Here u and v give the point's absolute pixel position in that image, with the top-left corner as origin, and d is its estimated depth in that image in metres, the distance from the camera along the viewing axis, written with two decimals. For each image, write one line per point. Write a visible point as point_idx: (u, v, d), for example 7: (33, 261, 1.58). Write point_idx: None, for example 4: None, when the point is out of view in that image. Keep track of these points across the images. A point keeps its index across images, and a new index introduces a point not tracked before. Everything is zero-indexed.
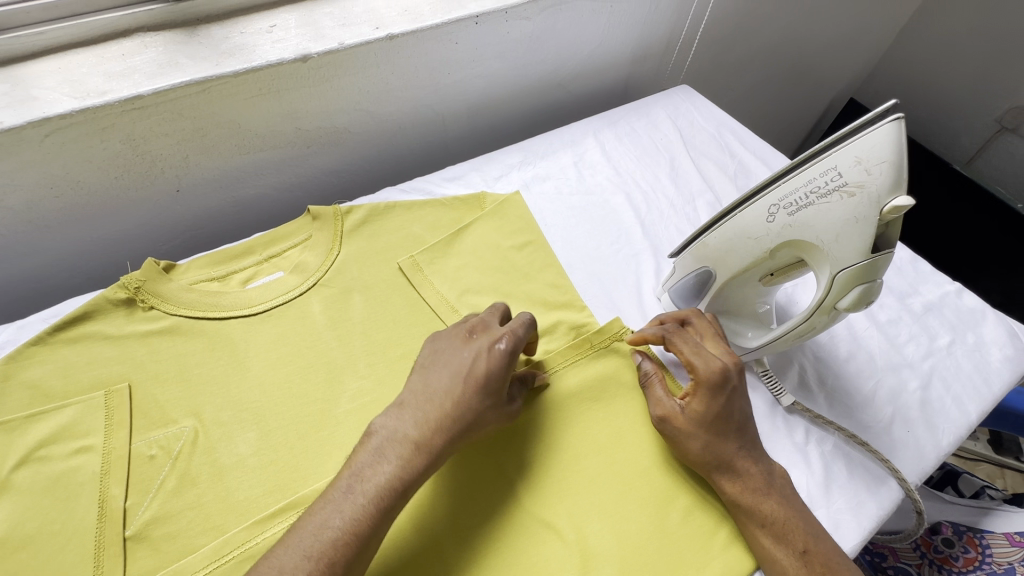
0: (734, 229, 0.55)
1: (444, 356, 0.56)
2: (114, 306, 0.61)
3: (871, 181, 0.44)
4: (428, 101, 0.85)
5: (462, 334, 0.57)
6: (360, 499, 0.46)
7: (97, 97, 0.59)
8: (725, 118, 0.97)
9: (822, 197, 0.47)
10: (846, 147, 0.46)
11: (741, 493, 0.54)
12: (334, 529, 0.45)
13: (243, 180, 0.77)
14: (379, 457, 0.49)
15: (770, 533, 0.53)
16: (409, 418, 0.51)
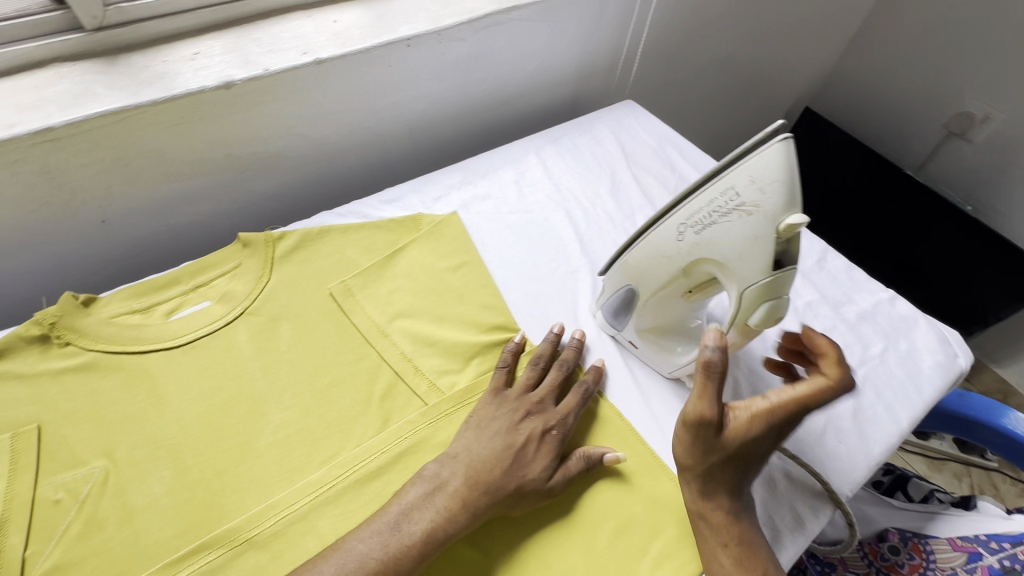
0: (656, 244, 0.56)
1: (494, 428, 0.58)
2: (27, 343, 0.60)
3: (765, 202, 0.47)
4: (367, 124, 0.85)
5: (517, 411, 0.60)
6: (405, 537, 0.50)
7: (6, 130, 0.58)
8: (667, 133, 0.98)
9: (728, 214, 0.49)
10: (741, 167, 0.48)
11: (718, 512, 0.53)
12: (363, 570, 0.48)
13: (174, 208, 0.76)
14: (426, 502, 0.52)
15: (727, 559, 0.52)
16: (459, 472, 0.54)
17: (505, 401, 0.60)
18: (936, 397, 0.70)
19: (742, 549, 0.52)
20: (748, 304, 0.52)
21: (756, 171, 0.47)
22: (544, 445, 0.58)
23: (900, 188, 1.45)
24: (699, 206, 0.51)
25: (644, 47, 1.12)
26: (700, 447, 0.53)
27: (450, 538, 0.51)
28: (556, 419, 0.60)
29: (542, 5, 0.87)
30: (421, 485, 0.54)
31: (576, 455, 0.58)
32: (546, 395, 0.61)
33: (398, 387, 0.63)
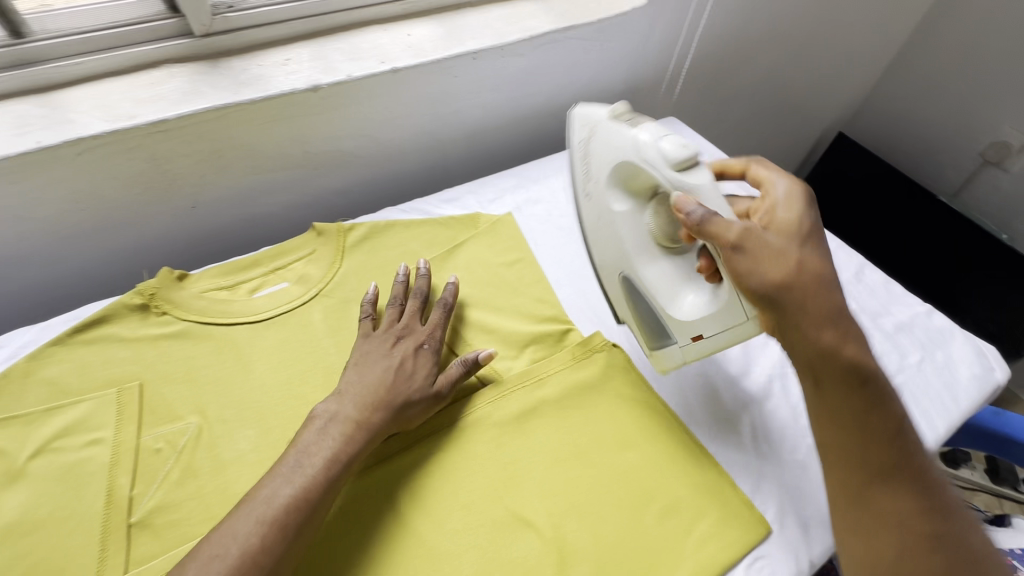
0: (598, 224, 0.71)
1: (371, 355, 0.63)
2: (130, 310, 0.66)
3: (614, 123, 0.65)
4: (430, 129, 0.92)
5: (389, 339, 0.65)
6: (307, 471, 0.52)
7: (127, 120, 0.65)
8: (709, 149, 1.03)
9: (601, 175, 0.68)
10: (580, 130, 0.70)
11: (876, 431, 0.49)
12: (284, 497, 0.50)
13: (255, 198, 0.83)
14: (322, 435, 0.55)
15: (884, 487, 0.47)
16: (349, 402, 0.58)
17: (376, 334, 0.66)
18: (971, 407, 0.72)
19: (909, 475, 0.47)
20: (667, 178, 0.59)
21: (586, 130, 0.70)
22: (414, 360, 0.64)
23: (934, 214, 1.47)
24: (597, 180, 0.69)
25: (687, 68, 1.17)
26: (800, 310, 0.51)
27: (356, 462, 0.55)
28: (425, 339, 0.67)
29: (596, 25, 0.94)
30: (315, 425, 0.56)
31: (456, 364, 0.65)
32: (408, 322, 0.68)
33: None
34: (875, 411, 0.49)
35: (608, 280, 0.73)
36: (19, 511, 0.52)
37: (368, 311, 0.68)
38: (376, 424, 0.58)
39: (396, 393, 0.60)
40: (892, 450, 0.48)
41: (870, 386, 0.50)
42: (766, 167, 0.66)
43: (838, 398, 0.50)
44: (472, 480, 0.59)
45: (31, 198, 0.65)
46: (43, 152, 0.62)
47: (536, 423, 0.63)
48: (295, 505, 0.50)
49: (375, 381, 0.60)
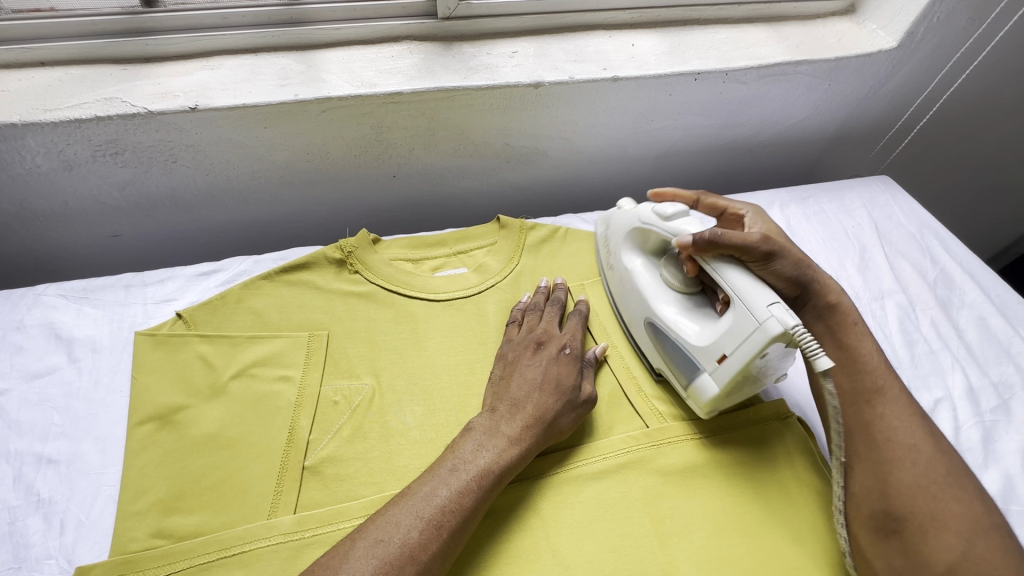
0: (617, 285, 0.70)
1: (518, 368, 0.61)
2: (329, 263, 0.70)
3: (622, 209, 0.72)
4: (626, 143, 0.89)
5: (530, 346, 0.63)
6: (464, 477, 0.51)
7: (369, 88, 0.69)
8: (930, 220, 0.89)
9: (620, 232, 0.70)
10: (602, 231, 0.76)
11: (894, 429, 0.53)
12: (442, 498, 0.49)
13: (446, 179, 0.85)
14: (480, 446, 0.54)
15: (927, 486, 0.50)
16: (501, 418, 0.56)
17: (517, 340, 0.64)
18: None
19: (924, 468, 0.51)
20: (666, 231, 0.62)
21: (603, 229, 0.76)
22: (560, 365, 0.61)
23: None
24: (613, 243, 0.72)
25: (917, 123, 1.03)
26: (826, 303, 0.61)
27: (506, 476, 0.53)
28: (567, 343, 0.64)
29: (832, 64, 0.85)
30: (473, 436, 0.55)
31: (587, 367, 0.64)
32: (552, 327, 0.65)
33: (620, 398, 0.65)
34: (880, 408, 0.54)
35: (636, 330, 0.67)
36: (218, 424, 0.57)
37: (516, 318, 0.67)
38: (529, 441, 0.55)
39: (544, 408, 0.57)
40: (912, 444, 0.52)
41: (852, 385, 0.56)
42: (719, 199, 0.70)
43: (853, 408, 0.55)
44: (620, 523, 0.54)
45: (274, 143, 0.72)
46: (297, 105, 0.67)
47: (699, 482, 0.58)
48: (452, 509, 0.49)
49: (524, 392, 0.58)
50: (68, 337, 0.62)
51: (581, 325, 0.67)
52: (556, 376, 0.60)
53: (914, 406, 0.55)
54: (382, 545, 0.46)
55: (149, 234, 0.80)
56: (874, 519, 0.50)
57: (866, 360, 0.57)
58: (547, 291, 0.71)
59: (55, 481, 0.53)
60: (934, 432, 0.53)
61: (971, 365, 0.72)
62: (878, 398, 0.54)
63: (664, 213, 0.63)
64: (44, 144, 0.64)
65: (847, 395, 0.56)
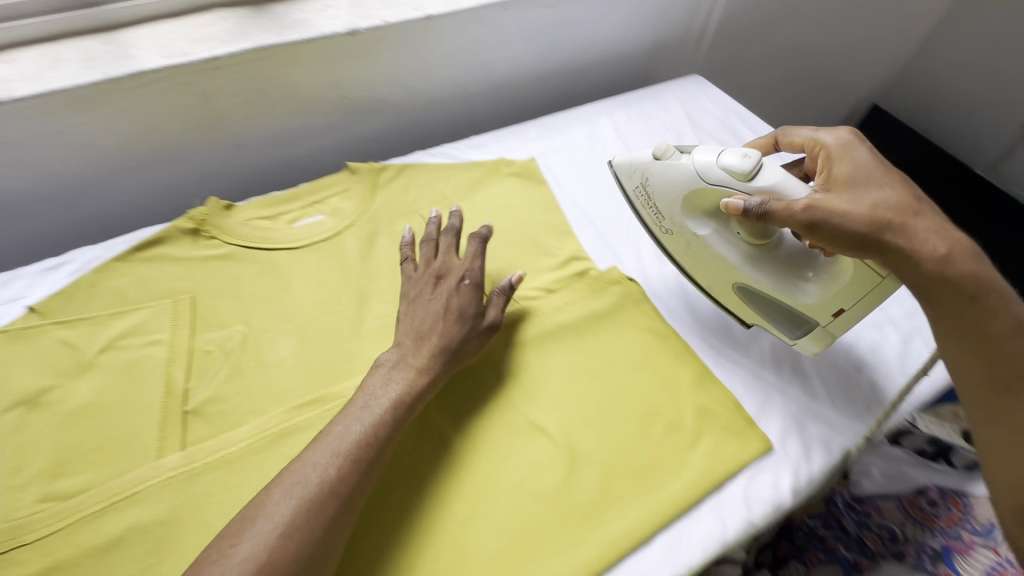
0: (682, 249, 0.69)
1: (421, 304, 0.64)
2: (183, 234, 0.72)
3: (646, 168, 0.67)
4: (462, 80, 0.95)
5: (430, 281, 0.66)
6: (372, 413, 0.53)
7: (182, 57, 0.71)
8: (733, 105, 1.03)
9: (634, 156, 0.68)
10: (632, 195, 0.70)
11: (1004, 327, 0.53)
12: (357, 432, 0.52)
13: (294, 140, 0.88)
14: (387, 380, 0.56)
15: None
16: (408, 352, 0.59)
17: (415, 278, 0.67)
18: None
19: (1002, 341, 0.52)
20: (748, 190, 0.60)
21: (635, 176, 0.68)
22: (459, 292, 0.64)
23: None
24: (617, 165, 0.70)
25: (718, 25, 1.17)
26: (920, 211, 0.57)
27: (417, 404, 0.56)
28: (466, 272, 0.66)
29: None
30: (380, 370, 0.57)
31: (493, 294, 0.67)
32: (448, 258, 0.68)
33: None
34: (983, 304, 0.53)
35: (722, 296, 0.70)
36: (92, 394, 0.59)
37: (407, 256, 0.70)
38: (436, 368, 0.59)
39: (450, 336, 0.61)
40: (1000, 328, 0.53)
41: (953, 296, 0.54)
42: (796, 134, 0.68)
43: (974, 325, 0.53)
44: (488, 393, 0.62)
45: (98, 128, 0.72)
46: (108, 84, 0.68)
47: (553, 345, 0.67)
48: (367, 442, 0.52)
49: (427, 324, 0.61)
50: None
51: (480, 252, 0.69)
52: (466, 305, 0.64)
53: (992, 277, 0.55)
54: (301, 486, 0.48)
55: None
56: (989, 382, 0.52)
57: (925, 257, 0.54)
58: (439, 220, 0.73)
59: None
60: (1000, 307, 0.53)
61: None
62: (953, 280, 0.54)
63: (727, 172, 0.61)
64: None
65: (956, 298, 0.54)
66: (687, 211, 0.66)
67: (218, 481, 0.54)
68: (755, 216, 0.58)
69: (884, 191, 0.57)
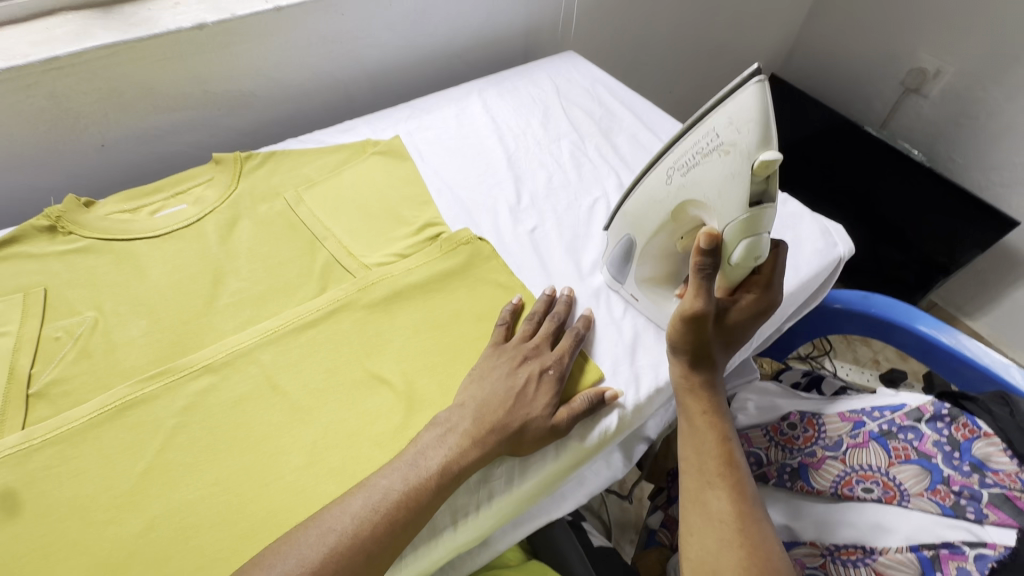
0: (653, 184, 0.59)
1: (497, 376, 0.62)
2: (37, 232, 0.73)
3: (740, 140, 0.48)
4: (331, 70, 0.98)
5: (518, 357, 0.64)
6: (422, 473, 0.54)
7: (21, 59, 0.72)
8: (601, 76, 1.09)
9: (737, 136, 0.48)
10: (720, 112, 0.49)
11: (715, 440, 0.60)
12: (398, 491, 0.53)
13: (162, 138, 0.90)
14: (439, 443, 0.56)
15: (715, 482, 0.58)
16: (468, 416, 0.58)
17: (505, 350, 0.64)
18: (813, 277, 0.78)
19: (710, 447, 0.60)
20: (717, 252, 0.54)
21: (731, 121, 0.48)
22: (541, 383, 0.62)
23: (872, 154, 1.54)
24: (710, 120, 0.50)
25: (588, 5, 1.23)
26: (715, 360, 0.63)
27: (463, 473, 0.56)
28: (551, 363, 0.64)
29: None
30: (434, 430, 0.57)
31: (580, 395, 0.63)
32: (543, 342, 0.65)
33: (333, 266, 0.74)
34: (713, 402, 0.63)
35: (623, 215, 0.65)
36: None
37: (503, 321, 0.67)
38: (490, 442, 0.58)
39: (513, 417, 0.59)
40: (709, 434, 0.61)
41: (693, 394, 0.62)
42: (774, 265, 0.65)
43: (699, 405, 0.62)
44: (335, 350, 0.66)
45: None
46: None
47: (401, 302, 0.70)
48: (406, 504, 0.52)
49: (497, 402, 0.60)
50: None
51: (554, 332, 0.67)
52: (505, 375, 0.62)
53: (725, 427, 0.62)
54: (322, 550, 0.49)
55: None
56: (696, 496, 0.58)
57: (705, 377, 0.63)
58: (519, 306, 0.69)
59: None
60: (720, 432, 0.61)
61: (623, 168, 0.91)
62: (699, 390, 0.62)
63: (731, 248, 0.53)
64: None
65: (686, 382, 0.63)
66: (677, 210, 0.57)
67: (55, 455, 0.56)
68: (710, 259, 0.53)
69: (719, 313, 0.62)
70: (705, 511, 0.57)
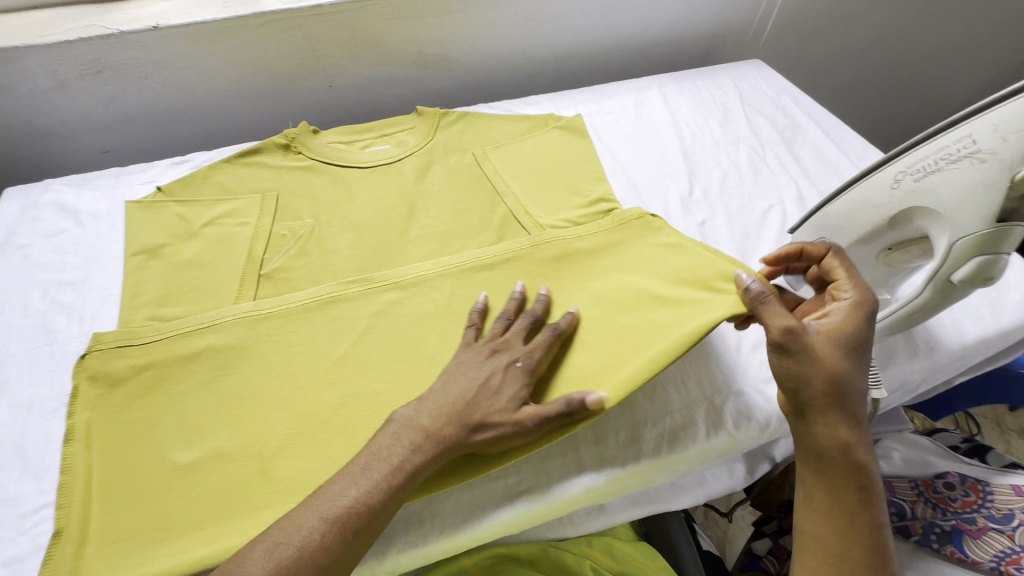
0: (869, 189, 0.59)
1: (463, 367, 0.59)
2: (275, 147, 0.86)
3: (1004, 149, 0.49)
4: (525, 47, 1.05)
5: (485, 350, 0.61)
6: (375, 475, 0.50)
7: (295, 3, 0.86)
8: (787, 87, 1.06)
9: (1002, 144, 0.49)
10: (983, 117, 0.51)
11: (848, 457, 0.53)
12: (348, 498, 0.49)
13: (375, 87, 1.02)
14: (395, 441, 0.53)
15: (844, 508, 0.53)
16: (426, 410, 0.55)
17: (472, 344, 0.62)
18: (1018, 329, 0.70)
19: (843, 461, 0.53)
20: (941, 264, 0.54)
21: (997, 131, 0.49)
22: (507, 373, 0.58)
23: None
24: (968, 126, 0.51)
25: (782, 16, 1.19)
26: (851, 377, 0.54)
27: (418, 475, 0.52)
28: (522, 356, 0.60)
29: None
30: (393, 426, 0.54)
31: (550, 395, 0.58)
32: (512, 337, 0.62)
33: (510, 221, 0.80)
34: (847, 412, 0.54)
35: (820, 219, 0.65)
36: (194, 254, 0.74)
37: (472, 318, 0.65)
38: (448, 442, 0.54)
39: (475, 411, 0.55)
40: (842, 452, 0.53)
41: (828, 404, 0.53)
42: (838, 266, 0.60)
43: (832, 414, 0.54)
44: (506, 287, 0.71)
45: (224, 58, 0.89)
46: (237, 20, 0.84)
47: (570, 262, 0.73)
48: (357, 511, 0.49)
49: (458, 393, 0.56)
50: (73, 209, 0.78)
51: (548, 341, 0.61)
52: (519, 378, 0.58)
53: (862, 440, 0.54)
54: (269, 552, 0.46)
55: (134, 148, 0.97)
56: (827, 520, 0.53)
57: (842, 387, 0.54)
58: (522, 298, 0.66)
59: (72, 294, 0.70)
60: (857, 446, 0.54)
61: (803, 180, 0.88)
62: (836, 398, 0.54)
63: (963, 262, 0.53)
64: (41, 65, 0.80)
65: (822, 394, 0.53)
66: (900, 216, 0.57)
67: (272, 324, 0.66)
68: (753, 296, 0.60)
69: (826, 328, 0.56)
70: (834, 537, 0.52)
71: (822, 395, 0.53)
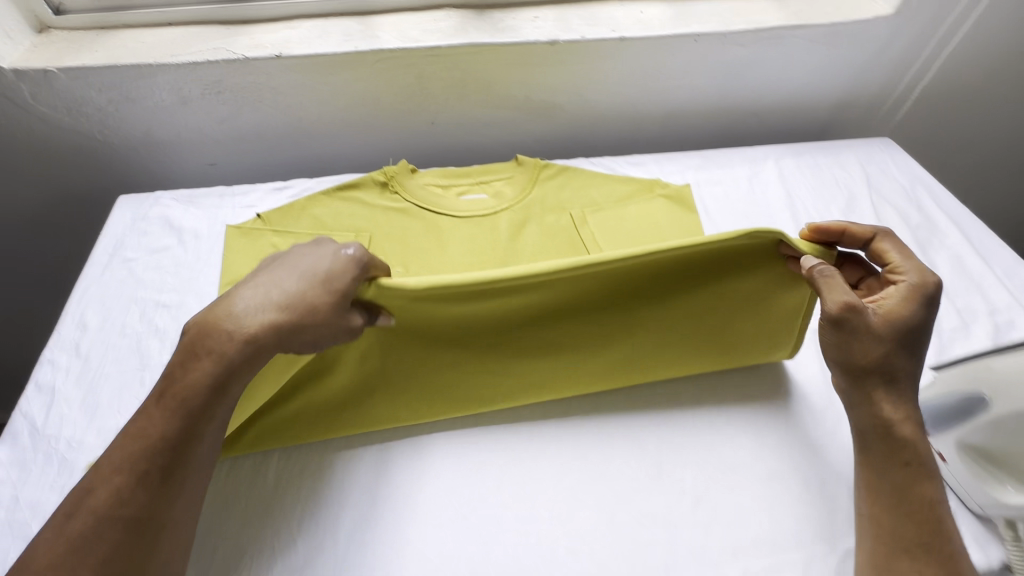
0: None
1: (285, 266, 0.58)
2: (373, 184, 0.85)
3: None
4: (635, 102, 1.00)
5: (309, 246, 0.60)
6: (174, 402, 0.50)
7: (413, 43, 0.85)
8: (923, 175, 0.95)
9: None
10: None
11: (897, 443, 0.57)
12: (150, 430, 0.50)
13: (476, 128, 1.00)
14: (196, 357, 0.52)
15: (895, 486, 0.56)
16: (238, 310, 0.53)
17: (316, 251, 0.58)
18: None
19: (892, 443, 0.57)
20: None
21: None
22: (301, 277, 0.56)
23: None
24: None
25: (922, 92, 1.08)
26: (901, 352, 0.58)
27: (207, 394, 0.51)
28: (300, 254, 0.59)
29: (827, 30, 0.93)
30: (204, 338, 0.52)
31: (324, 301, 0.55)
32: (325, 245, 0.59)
33: None
34: (888, 396, 0.58)
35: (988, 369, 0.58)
36: None
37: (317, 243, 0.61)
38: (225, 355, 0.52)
39: (268, 317, 0.53)
40: (889, 435, 0.57)
41: (874, 382, 0.58)
42: (895, 249, 0.63)
43: (876, 393, 0.58)
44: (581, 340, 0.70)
45: (336, 89, 0.89)
46: (356, 55, 0.84)
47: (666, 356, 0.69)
48: (150, 442, 0.49)
49: (256, 299, 0.54)
50: (178, 226, 0.80)
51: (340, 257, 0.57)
52: (306, 285, 0.55)
53: (913, 418, 0.58)
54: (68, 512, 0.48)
55: (238, 164, 0.99)
56: (877, 498, 0.57)
57: (889, 369, 0.58)
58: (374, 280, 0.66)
59: (168, 319, 0.70)
60: (904, 425, 0.57)
61: (938, 293, 0.78)
62: (879, 378, 0.58)
63: None
64: (168, 82, 0.83)
65: (863, 374, 0.58)
66: None
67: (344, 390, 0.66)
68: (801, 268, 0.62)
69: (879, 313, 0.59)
70: (886, 514, 0.56)
71: (863, 372, 0.58)
